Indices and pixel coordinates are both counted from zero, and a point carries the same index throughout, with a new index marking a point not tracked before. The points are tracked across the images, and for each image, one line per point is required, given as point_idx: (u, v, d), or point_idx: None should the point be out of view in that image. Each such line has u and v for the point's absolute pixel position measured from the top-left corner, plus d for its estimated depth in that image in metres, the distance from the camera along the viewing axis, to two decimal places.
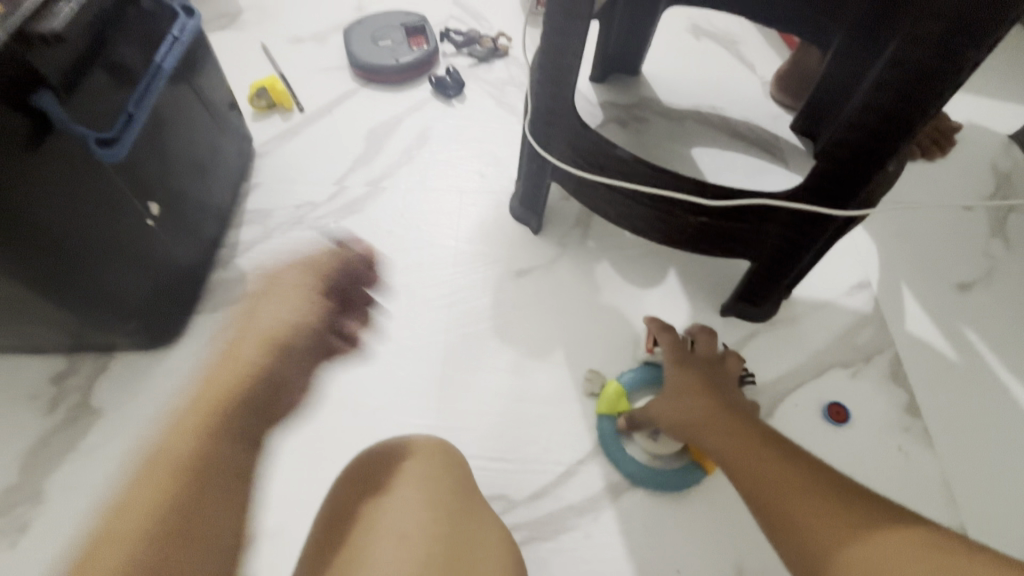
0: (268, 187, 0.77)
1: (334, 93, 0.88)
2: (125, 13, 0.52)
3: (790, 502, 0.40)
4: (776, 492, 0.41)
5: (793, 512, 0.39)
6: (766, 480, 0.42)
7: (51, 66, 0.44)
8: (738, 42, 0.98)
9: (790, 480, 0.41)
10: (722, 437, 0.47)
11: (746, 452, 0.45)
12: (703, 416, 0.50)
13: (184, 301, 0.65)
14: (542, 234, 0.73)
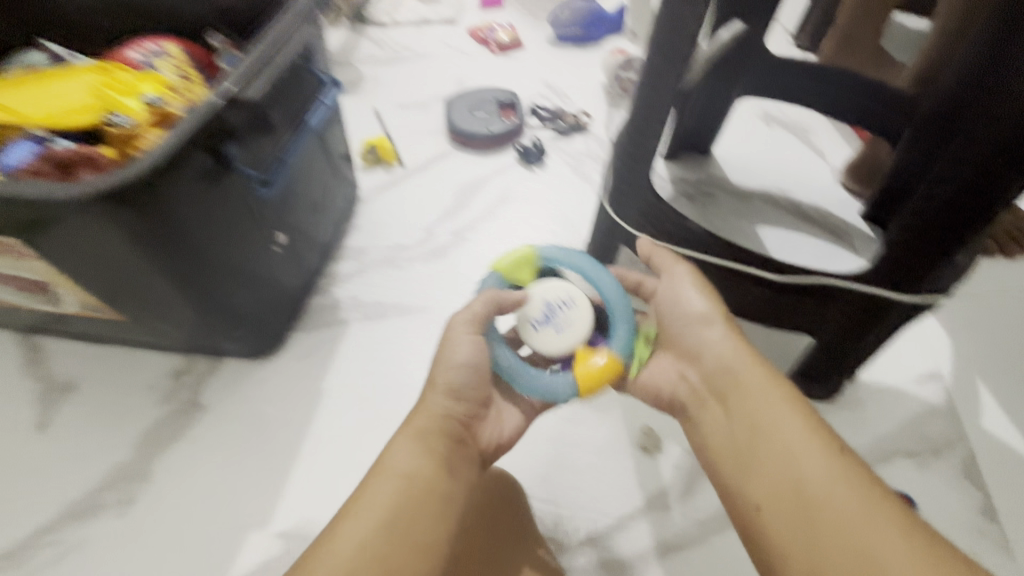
0: (367, 229, 0.88)
1: (431, 153, 1.00)
2: (294, 83, 0.64)
3: (767, 454, 0.47)
4: (761, 446, 0.47)
5: (754, 416, 0.49)
6: (752, 428, 0.48)
7: (241, 123, 0.55)
8: (809, 132, 1.02)
9: (770, 432, 0.47)
10: (719, 382, 0.52)
11: (743, 397, 0.50)
12: (702, 351, 0.54)
13: (287, 319, 0.74)
14: None
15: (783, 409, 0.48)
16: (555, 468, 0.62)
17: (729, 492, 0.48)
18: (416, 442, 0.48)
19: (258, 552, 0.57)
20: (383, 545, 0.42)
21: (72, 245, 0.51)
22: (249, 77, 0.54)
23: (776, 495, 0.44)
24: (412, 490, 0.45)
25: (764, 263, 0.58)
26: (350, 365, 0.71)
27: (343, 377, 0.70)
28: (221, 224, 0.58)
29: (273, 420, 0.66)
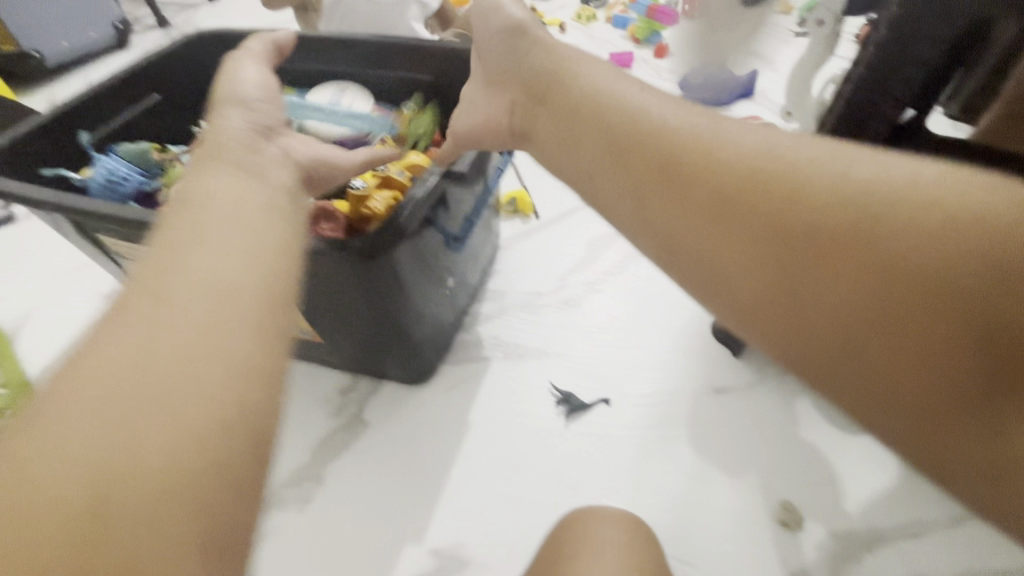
0: (507, 274, 0.96)
1: (564, 206, 1.08)
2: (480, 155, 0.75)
3: (843, 254, 0.33)
4: (809, 240, 0.34)
5: (799, 219, 0.34)
6: (783, 229, 0.35)
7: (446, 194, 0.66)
8: None
9: (875, 198, 0.33)
10: (844, 226, 0.33)
11: (783, 201, 0.35)
12: (732, 146, 0.39)
13: (439, 352, 0.82)
14: (742, 358, 0.79)
15: (908, 217, 0.32)
16: (691, 528, 0.63)
17: (684, 256, 0.38)
18: (237, 171, 0.42)
19: (413, 565, 0.63)
20: (221, 435, 0.29)
21: (303, 271, 0.61)
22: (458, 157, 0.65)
23: (819, 307, 0.33)
24: (214, 210, 0.37)
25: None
26: (494, 401, 0.77)
27: (487, 412, 0.76)
28: (417, 273, 0.68)
29: (427, 444, 0.74)
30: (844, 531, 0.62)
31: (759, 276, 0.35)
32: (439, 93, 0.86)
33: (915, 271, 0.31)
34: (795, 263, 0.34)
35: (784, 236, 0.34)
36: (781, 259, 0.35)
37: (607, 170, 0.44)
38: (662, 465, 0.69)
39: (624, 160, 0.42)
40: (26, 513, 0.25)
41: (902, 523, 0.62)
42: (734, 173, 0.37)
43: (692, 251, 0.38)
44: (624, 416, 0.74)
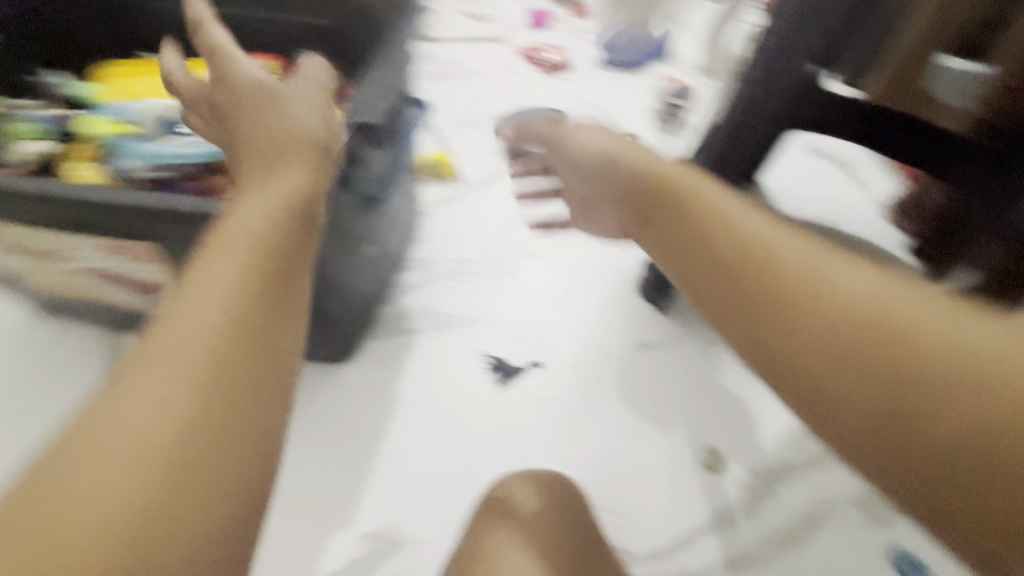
0: (431, 242, 0.91)
1: (487, 169, 1.04)
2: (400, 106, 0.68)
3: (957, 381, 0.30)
4: (894, 334, 0.33)
5: (875, 370, 0.33)
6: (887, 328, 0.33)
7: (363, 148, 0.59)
8: (853, 165, 1.06)
9: (877, 299, 0.34)
10: (897, 338, 0.33)
11: (896, 309, 0.34)
12: (807, 267, 0.38)
13: (362, 327, 0.77)
14: (666, 313, 0.81)
15: (963, 314, 0.32)
16: (624, 481, 0.65)
17: (774, 353, 0.37)
18: (292, 164, 0.40)
19: (346, 553, 0.60)
20: (206, 430, 0.29)
21: (184, 245, 0.53)
22: (371, 104, 0.57)
23: (937, 426, 0.30)
24: (241, 225, 0.35)
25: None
26: (424, 374, 0.74)
27: (417, 386, 0.73)
28: (328, 239, 0.61)
29: (354, 424, 0.69)
30: (761, 468, 0.66)
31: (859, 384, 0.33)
32: (342, 40, 0.77)
33: (997, 366, 0.30)
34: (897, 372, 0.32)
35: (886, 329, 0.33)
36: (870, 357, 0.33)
37: (675, 269, 0.45)
38: (593, 422, 0.69)
39: (730, 277, 0.40)
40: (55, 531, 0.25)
41: (811, 455, 0.67)
42: (858, 287, 0.35)
43: (774, 347, 0.37)
44: (555, 377, 0.74)
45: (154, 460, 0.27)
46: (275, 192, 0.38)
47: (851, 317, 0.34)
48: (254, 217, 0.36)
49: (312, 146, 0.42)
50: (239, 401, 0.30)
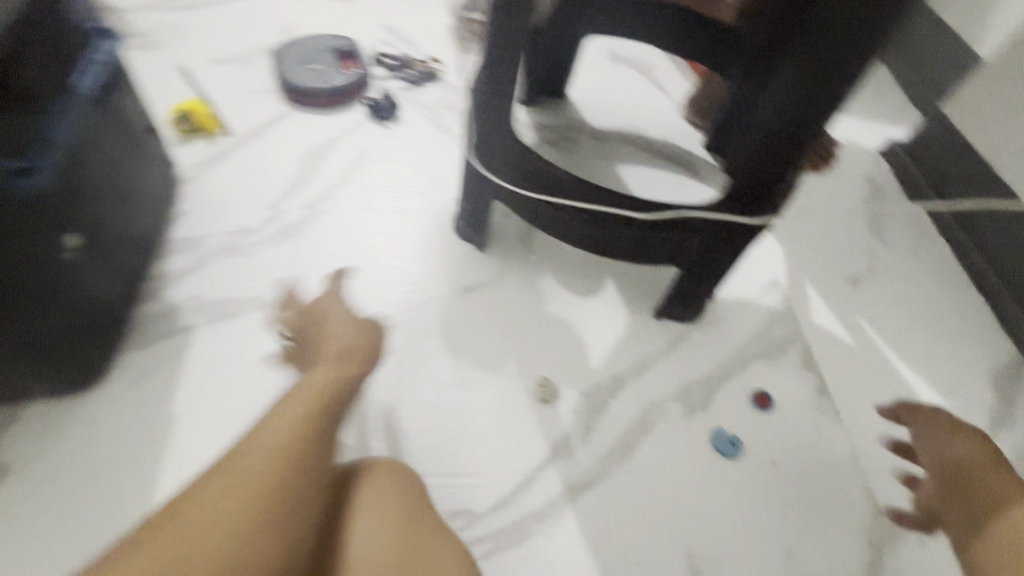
0: (199, 215, 0.74)
1: (263, 116, 0.86)
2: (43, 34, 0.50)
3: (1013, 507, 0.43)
4: (977, 473, 0.47)
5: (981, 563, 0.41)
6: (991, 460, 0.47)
7: None
8: (651, 69, 1.06)
9: (961, 471, 0.48)
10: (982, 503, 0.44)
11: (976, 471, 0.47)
12: (953, 459, 0.49)
13: (108, 341, 0.60)
14: (487, 251, 0.75)
15: (1001, 510, 0.43)
16: (458, 437, 0.60)
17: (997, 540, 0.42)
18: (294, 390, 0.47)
19: None
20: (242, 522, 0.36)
21: None
22: None
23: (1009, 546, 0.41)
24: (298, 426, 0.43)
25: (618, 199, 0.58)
26: (207, 376, 0.61)
27: (199, 394, 0.60)
28: None
29: (120, 462, 0.55)
30: (592, 388, 0.65)
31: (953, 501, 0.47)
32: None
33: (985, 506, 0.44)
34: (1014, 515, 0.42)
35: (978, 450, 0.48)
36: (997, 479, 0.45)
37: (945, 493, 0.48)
38: (417, 384, 0.63)
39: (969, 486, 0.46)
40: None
41: (635, 363, 0.68)
42: (949, 455, 0.49)
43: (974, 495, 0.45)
44: None
45: (270, 489, 0.38)
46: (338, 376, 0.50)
47: (937, 455, 0.51)
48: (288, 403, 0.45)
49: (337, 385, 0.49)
50: (304, 507, 0.39)
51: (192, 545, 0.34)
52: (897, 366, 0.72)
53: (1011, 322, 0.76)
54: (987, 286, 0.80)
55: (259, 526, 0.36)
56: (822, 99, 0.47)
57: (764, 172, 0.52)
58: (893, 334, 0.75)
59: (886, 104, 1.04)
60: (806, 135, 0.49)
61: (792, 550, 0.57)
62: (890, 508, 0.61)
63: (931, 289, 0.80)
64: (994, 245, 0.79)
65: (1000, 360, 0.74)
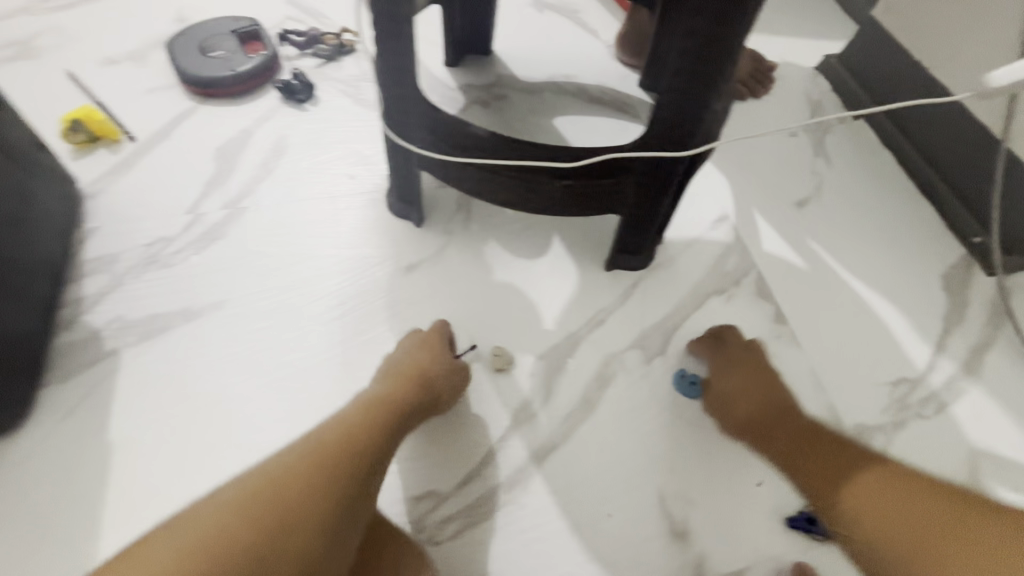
0: (110, 230, 0.69)
1: (168, 114, 0.80)
2: None
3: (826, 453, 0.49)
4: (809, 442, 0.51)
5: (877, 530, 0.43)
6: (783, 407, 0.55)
7: None
8: (580, 11, 1.01)
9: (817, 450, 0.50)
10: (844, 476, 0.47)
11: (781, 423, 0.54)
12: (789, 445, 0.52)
13: (27, 377, 0.56)
14: (425, 225, 0.72)
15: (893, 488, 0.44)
16: (432, 423, 0.58)
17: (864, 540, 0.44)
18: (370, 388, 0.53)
19: None
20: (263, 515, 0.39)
21: None
22: None
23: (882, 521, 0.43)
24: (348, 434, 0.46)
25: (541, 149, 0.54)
26: (140, 399, 0.57)
27: (135, 419, 0.56)
28: None
29: (59, 500, 0.52)
30: (549, 350, 0.64)
31: (766, 442, 0.54)
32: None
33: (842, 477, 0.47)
34: (809, 460, 0.50)
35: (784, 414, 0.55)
36: (791, 435, 0.53)
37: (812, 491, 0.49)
38: (367, 373, 0.60)
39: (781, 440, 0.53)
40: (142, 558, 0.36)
41: (588, 318, 0.66)
42: (751, 402, 0.56)
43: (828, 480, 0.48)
44: (311, 338, 0.62)
45: (316, 489, 0.41)
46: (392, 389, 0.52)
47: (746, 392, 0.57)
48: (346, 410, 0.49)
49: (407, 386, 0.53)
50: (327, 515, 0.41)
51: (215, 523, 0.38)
52: (851, 283, 0.72)
53: (957, 222, 0.76)
54: (932, 189, 0.79)
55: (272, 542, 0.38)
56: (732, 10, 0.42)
57: (688, 94, 0.48)
58: (844, 251, 0.74)
59: (819, 18, 1.01)
60: (724, 50, 0.45)
61: (762, 479, 0.57)
62: (852, 422, 0.61)
63: (878, 200, 0.79)
64: (936, 147, 0.78)
65: (949, 261, 0.74)
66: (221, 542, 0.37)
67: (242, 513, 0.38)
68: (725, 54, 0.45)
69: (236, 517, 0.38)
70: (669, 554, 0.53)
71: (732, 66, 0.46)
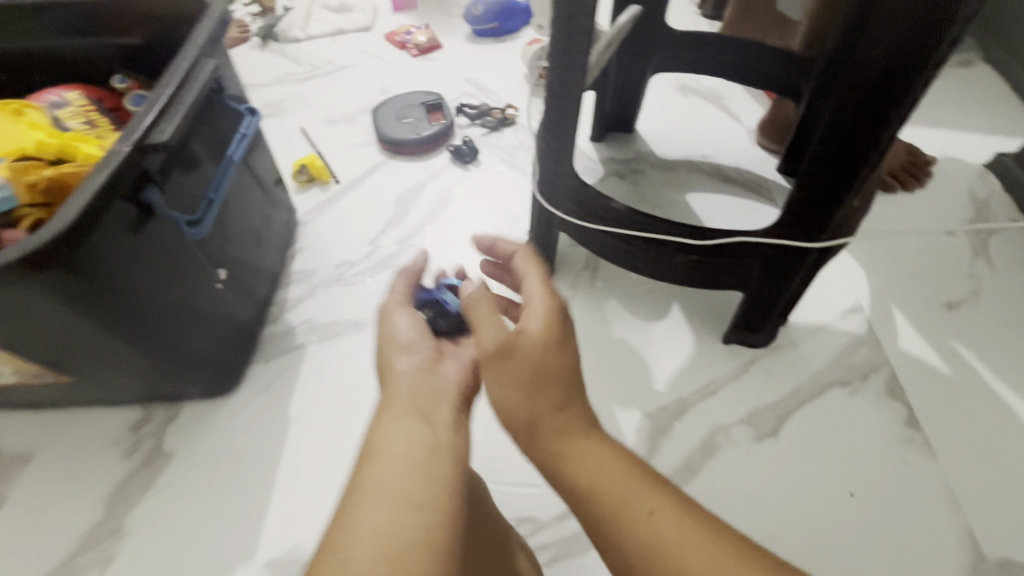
0: (310, 251, 0.87)
1: (365, 164, 1.01)
2: (208, 121, 0.61)
3: (593, 489, 0.42)
4: (553, 453, 0.44)
5: (646, 533, 0.39)
6: (564, 403, 0.45)
7: (155, 166, 0.52)
8: (723, 97, 1.08)
9: (599, 484, 0.42)
10: (570, 430, 0.45)
11: (569, 451, 0.44)
12: (583, 442, 0.44)
13: (244, 354, 0.73)
14: (554, 277, 0.81)
15: (602, 457, 0.43)
16: None
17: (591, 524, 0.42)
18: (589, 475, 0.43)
19: None
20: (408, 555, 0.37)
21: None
22: (160, 119, 0.52)
23: (631, 517, 0.40)
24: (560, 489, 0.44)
25: (669, 225, 0.61)
26: (314, 386, 0.72)
27: (309, 401, 0.71)
28: (139, 268, 0.53)
29: (245, 453, 0.66)
30: (657, 410, 0.67)
31: (627, 520, 0.40)
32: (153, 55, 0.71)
33: (553, 441, 0.45)
34: (605, 502, 0.42)
35: (538, 392, 0.45)
36: (549, 431, 0.45)
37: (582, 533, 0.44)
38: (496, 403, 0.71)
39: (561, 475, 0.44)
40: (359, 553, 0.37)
41: (699, 387, 0.69)
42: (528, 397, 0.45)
43: (612, 532, 0.41)
44: None
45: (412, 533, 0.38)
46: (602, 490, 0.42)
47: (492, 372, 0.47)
48: (586, 466, 0.43)
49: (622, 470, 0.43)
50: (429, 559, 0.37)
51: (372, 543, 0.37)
52: (1007, 400, 0.65)
53: None
54: None
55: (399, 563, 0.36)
56: (881, 106, 0.45)
57: (825, 184, 0.52)
58: (1002, 365, 0.68)
59: (988, 118, 0.96)
60: (861, 158, 0.49)
61: None
62: (993, 554, 0.56)
63: None
64: None
65: None
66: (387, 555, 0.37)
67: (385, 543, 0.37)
68: (868, 146, 0.48)
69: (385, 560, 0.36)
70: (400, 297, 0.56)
71: (870, 171, 0.50)
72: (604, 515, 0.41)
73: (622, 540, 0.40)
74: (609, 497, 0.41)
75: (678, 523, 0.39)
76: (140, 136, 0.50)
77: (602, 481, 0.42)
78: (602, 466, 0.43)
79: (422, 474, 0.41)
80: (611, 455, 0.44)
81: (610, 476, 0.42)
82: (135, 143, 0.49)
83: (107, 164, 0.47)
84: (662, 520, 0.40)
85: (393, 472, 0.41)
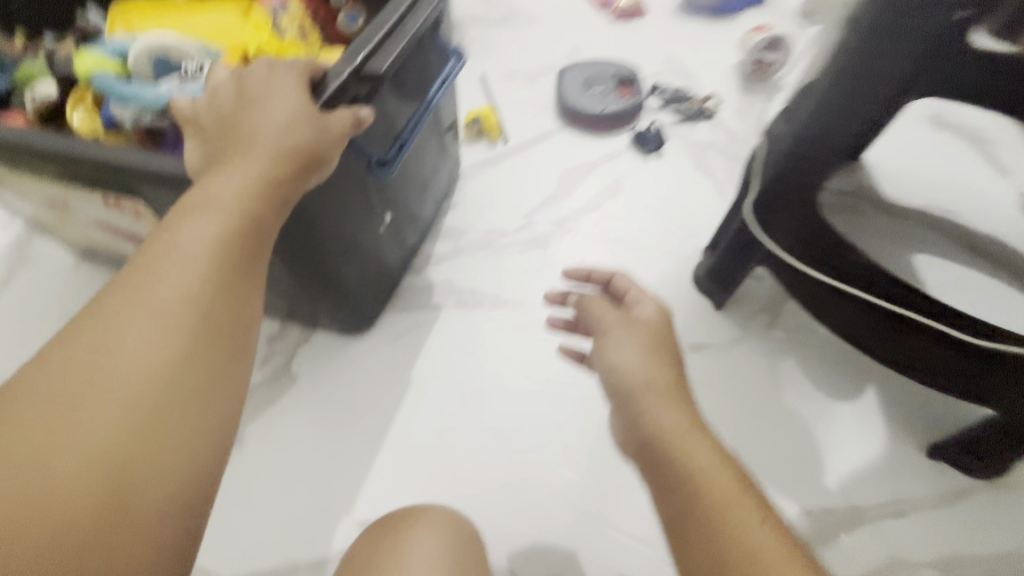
0: (465, 208, 0.83)
1: (538, 129, 0.94)
2: (416, 58, 0.56)
3: (697, 481, 0.35)
4: (653, 431, 0.38)
5: (753, 549, 0.31)
6: (673, 379, 0.41)
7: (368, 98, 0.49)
8: (991, 142, 0.85)
9: (698, 472, 0.35)
10: (679, 411, 0.39)
11: (680, 437, 0.37)
12: (692, 427, 0.38)
13: (382, 299, 0.71)
14: (724, 310, 0.69)
15: (715, 447, 0.37)
16: None
17: (677, 516, 0.34)
18: (695, 453, 0.36)
19: (341, 542, 0.57)
20: (150, 395, 0.29)
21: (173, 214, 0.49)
22: (381, 48, 0.47)
23: (731, 526, 0.32)
24: (651, 467, 0.38)
25: (915, 296, 0.52)
26: (442, 353, 0.68)
27: (431, 364, 0.68)
28: (322, 201, 0.51)
29: (361, 401, 0.65)
30: (820, 511, 0.55)
31: (725, 518, 0.32)
32: None
33: (659, 414, 0.39)
34: (706, 497, 0.34)
35: (658, 360, 0.42)
36: (658, 404, 0.39)
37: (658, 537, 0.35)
38: None
39: (650, 450, 0.38)
40: (83, 394, 0.28)
41: (883, 502, 0.55)
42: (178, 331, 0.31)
43: (703, 530, 0.33)
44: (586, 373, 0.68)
45: (148, 395, 0.29)
46: (705, 477, 0.35)
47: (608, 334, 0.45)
48: (695, 450, 0.36)
49: (738, 471, 0.36)
50: (182, 409, 0.30)
51: (118, 383, 0.29)
52: None
53: None
54: None
55: (140, 428, 0.29)
56: None
57: None
58: None
59: None
60: None
61: None
62: None
63: None
64: None
65: None
66: (115, 409, 0.28)
67: (134, 397, 0.29)
68: None
69: (136, 393, 0.29)
70: (208, 108, 0.40)
71: None
72: (695, 506, 0.34)
73: (711, 545, 0.32)
74: (717, 487, 0.34)
75: (796, 560, 0.30)
76: (360, 61, 0.45)
77: (703, 473, 0.35)
78: (718, 473, 0.35)
79: (161, 313, 0.31)
80: (721, 453, 0.36)
81: (715, 467, 0.35)
82: (355, 67, 0.45)
83: (326, 83, 0.43)
84: (777, 545, 0.31)
85: (134, 314, 0.30)
